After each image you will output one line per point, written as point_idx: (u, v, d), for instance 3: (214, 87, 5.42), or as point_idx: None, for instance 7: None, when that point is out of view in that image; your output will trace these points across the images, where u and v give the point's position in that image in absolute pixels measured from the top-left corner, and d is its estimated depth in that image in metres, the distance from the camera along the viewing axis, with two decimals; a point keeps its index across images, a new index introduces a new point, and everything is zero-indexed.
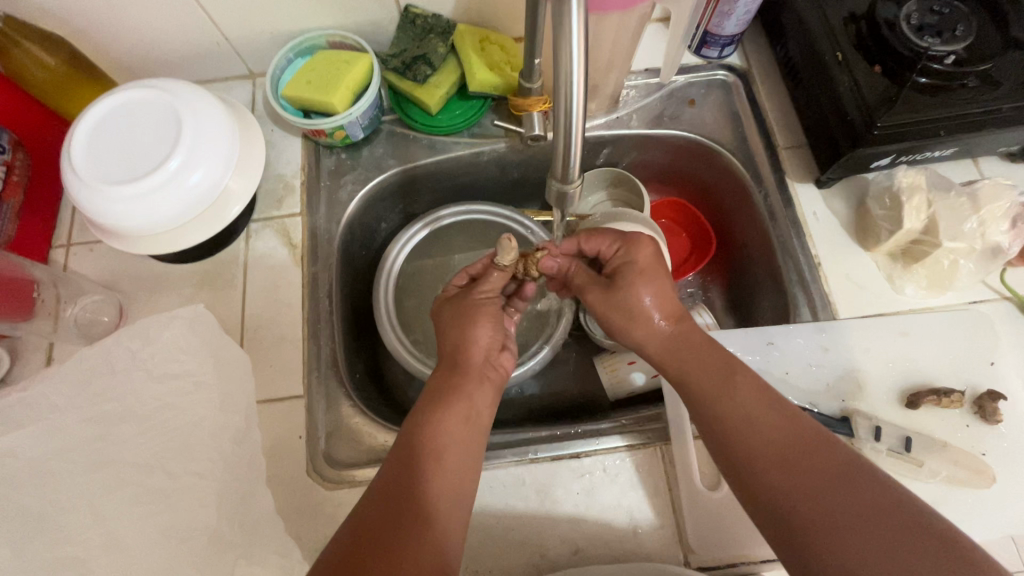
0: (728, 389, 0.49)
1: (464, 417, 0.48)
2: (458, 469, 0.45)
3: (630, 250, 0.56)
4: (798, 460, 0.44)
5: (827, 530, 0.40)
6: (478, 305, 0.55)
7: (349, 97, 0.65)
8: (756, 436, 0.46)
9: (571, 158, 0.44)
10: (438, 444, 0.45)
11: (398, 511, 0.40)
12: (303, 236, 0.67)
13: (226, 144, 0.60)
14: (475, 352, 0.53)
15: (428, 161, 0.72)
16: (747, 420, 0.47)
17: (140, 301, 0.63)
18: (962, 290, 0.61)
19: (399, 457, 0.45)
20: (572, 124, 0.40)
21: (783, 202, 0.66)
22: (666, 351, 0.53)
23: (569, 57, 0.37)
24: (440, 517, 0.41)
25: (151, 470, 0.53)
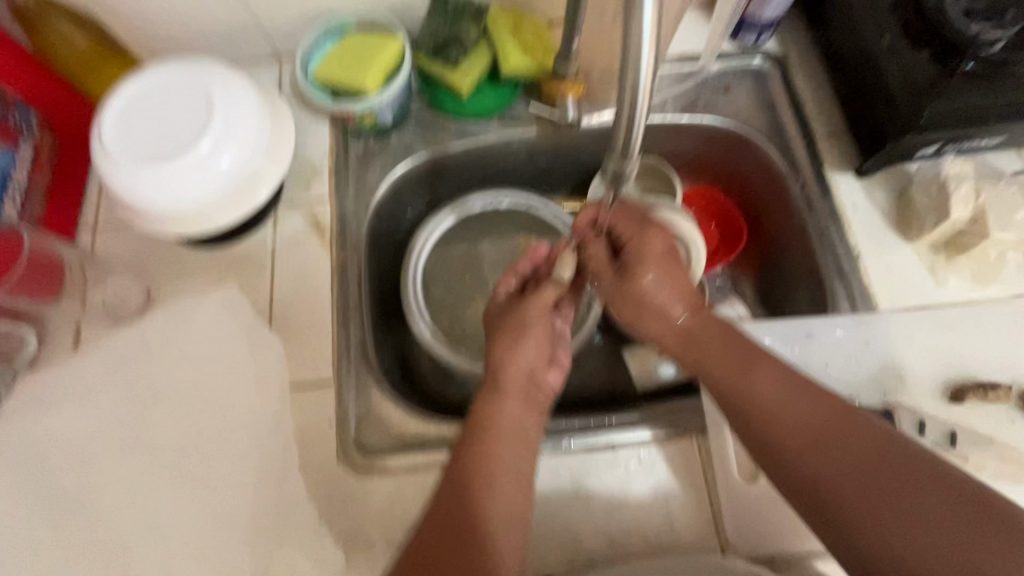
0: (748, 382, 0.49)
1: (503, 432, 0.50)
2: (506, 483, 0.48)
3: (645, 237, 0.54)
4: (827, 450, 0.44)
5: (868, 516, 0.41)
6: (524, 321, 0.56)
7: (381, 79, 0.65)
8: (782, 427, 0.46)
9: (634, 138, 0.42)
10: (487, 466, 0.48)
11: (452, 528, 0.45)
12: (332, 220, 0.66)
13: (259, 128, 0.59)
14: (519, 370, 0.54)
15: (457, 147, 0.71)
16: (771, 412, 0.47)
17: (168, 284, 0.62)
18: (1007, 282, 0.59)
19: (444, 485, 0.48)
20: (638, 98, 0.39)
21: (821, 192, 0.65)
22: (691, 353, 0.53)
23: (640, 27, 0.36)
24: (496, 533, 0.45)
25: (183, 454, 0.52)
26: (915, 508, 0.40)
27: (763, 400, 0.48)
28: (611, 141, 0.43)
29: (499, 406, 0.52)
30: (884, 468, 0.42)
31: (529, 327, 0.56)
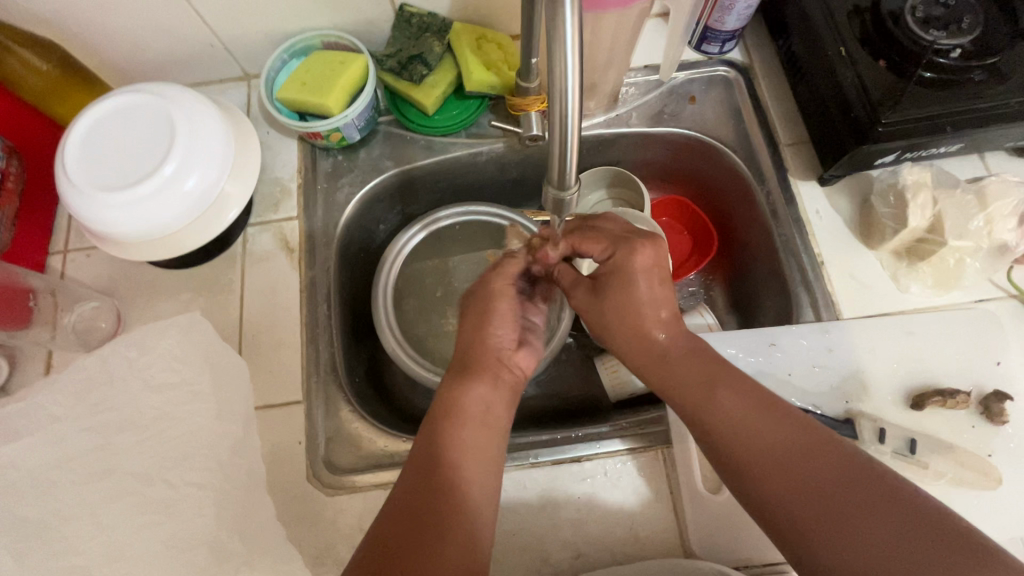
0: (713, 404, 0.47)
1: (476, 424, 0.46)
2: (471, 474, 0.44)
3: (628, 254, 0.51)
4: (798, 479, 0.41)
5: (843, 549, 0.38)
6: (494, 296, 0.53)
7: (344, 98, 0.64)
8: (749, 452, 0.44)
9: (568, 163, 0.44)
10: (448, 460, 0.44)
11: (412, 525, 0.40)
12: (300, 239, 0.66)
13: (221, 148, 0.59)
14: (495, 351, 0.51)
15: (426, 162, 0.72)
16: (737, 429, 0.45)
17: (139, 306, 0.63)
18: (968, 288, 0.60)
19: (410, 480, 0.43)
20: (567, 122, 0.40)
21: (785, 200, 0.65)
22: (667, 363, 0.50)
23: (562, 55, 0.37)
24: (461, 531, 0.40)
25: (149, 480, 0.53)
26: (893, 541, 0.37)
27: (732, 421, 0.45)
28: (548, 175, 0.46)
29: (470, 395, 0.47)
30: (861, 499, 0.39)
31: (504, 304, 0.53)
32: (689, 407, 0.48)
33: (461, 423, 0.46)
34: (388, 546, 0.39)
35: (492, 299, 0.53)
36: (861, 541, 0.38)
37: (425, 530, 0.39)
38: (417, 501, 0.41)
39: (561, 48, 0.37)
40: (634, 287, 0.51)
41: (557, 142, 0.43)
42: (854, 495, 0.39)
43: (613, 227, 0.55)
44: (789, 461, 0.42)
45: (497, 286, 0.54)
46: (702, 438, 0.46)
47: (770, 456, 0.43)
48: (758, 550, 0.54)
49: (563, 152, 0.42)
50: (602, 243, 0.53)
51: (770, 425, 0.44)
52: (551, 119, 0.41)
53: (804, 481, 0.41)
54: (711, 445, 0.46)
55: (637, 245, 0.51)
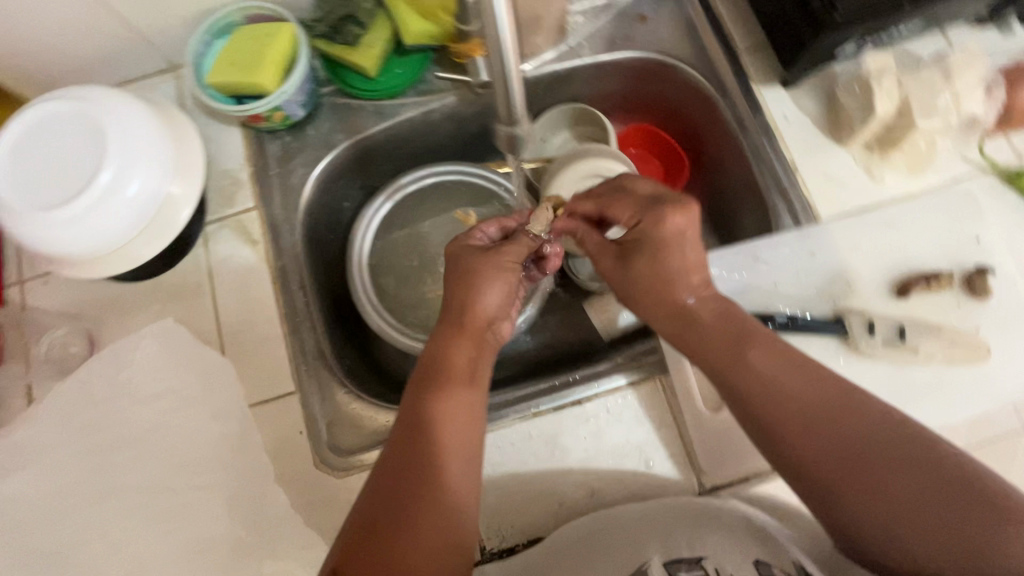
0: (740, 363, 0.47)
1: (462, 386, 0.47)
2: (464, 434, 0.46)
3: (657, 223, 0.49)
4: (828, 438, 0.43)
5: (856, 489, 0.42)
6: (495, 264, 0.51)
7: (279, 74, 0.61)
8: (781, 409, 0.45)
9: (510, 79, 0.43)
10: (439, 422, 0.45)
11: (403, 488, 0.43)
12: (263, 230, 0.64)
13: (158, 146, 0.56)
14: (483, 315, 0.50)
15: (377, 129, 0.68)
16: (765, 385, 0.45)
17: (109, 325, 0.60)
18: (942, 169, 0.59)
19: (399, 442, 0.45)
20: (505, 46, 0.40)
21: (751, 110, 0.63)
22: (686, 323, 0.50)
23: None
24: (454, 489, 0.44)
25: (155, 491, 0.53)
26: (908, 496, 0.41)
27: (762, 379, 0.46)
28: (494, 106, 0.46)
29: (454, 358, 0.48)
30: (882, 451, 0.42)
31: (499, 277, 0.51)
32: (724, 375, 0.47)
33: (448, 389, 0.47)
34: (389, 505, 0.42)
35: (487, 263, 0.51)
36: (885, 493, 0.41)
37: (421, 490, 0.43)
38: (410, 466, 0.44)
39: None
40: (666, 255, 0.49)
41: (499, 68, 0.42)
42: (882, 453, 0.42)
43: (645, 188, 0.52)
44: (813, 413, 0.44)
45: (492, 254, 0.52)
46: (730, 391, 0.47)
47: (797, 410, 0.44)
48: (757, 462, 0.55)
49: (504, 75, 0.42)
50: (629, 209, 0.51)
51: (801, 384, 0.45)
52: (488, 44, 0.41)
53: (825, 431, 0.43)
54: (733, 397, 0.47)
55: (668, 211, 0.49)
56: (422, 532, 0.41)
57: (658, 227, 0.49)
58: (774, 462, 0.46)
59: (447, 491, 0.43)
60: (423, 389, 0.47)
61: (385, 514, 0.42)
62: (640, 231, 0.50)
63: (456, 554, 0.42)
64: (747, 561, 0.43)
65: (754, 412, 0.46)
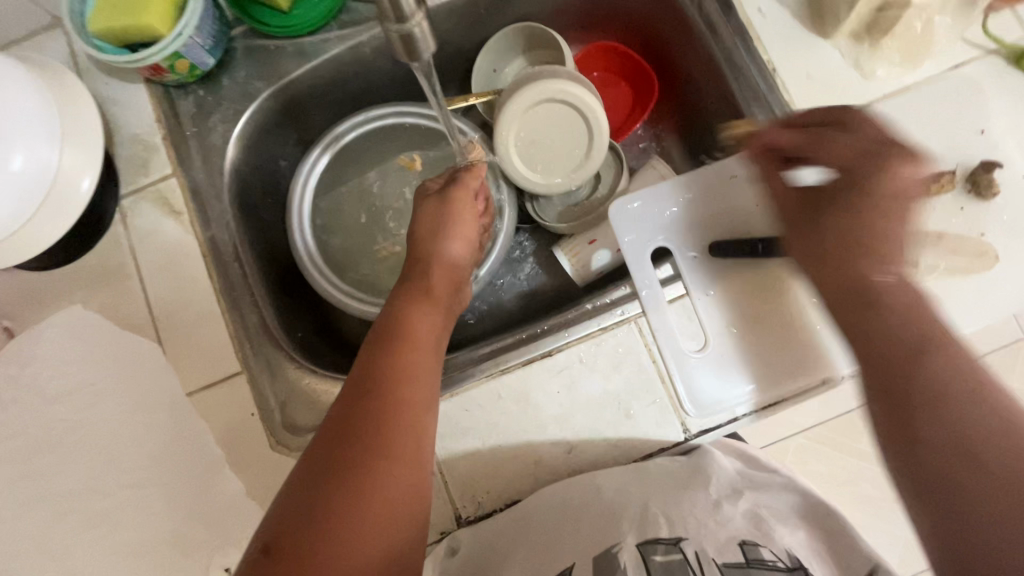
0: (909, 342, 0.39)
1: (424, 347, 0.45)
2: (422, 398, 0.42)
3: (882, 168, 0.45)
4: (977, 423, 0.34)
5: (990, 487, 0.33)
6: (455, 214, 0.52)
7: (171, 13, 0.53)
8: (922, 385, 0.37)
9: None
10: (399, 388, 0.41)
11: (350, 448, 0.38)
12: (185, 199, 0.57)
13: (38, 112, 0.49)
14: (446, 269, 0.51)
15: (301, 71, 0.60)
16: (916, 364, 0.38)
17: (29, 319, 0.55)
18: (940, 55, 0.52)
19: (350, 398, 0.41)
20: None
21: (721, 8, 0.55)
22: (858, 283, 0.44)
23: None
24: (406, 456, 0.39)
25: (83, 493, 0.46)
26: None
27: (931, 368, 0.37)
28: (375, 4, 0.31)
29: (416, 318, 0.46)
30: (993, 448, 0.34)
31: (460, 224, 0.52)
32: (870, 330, 0.41)
33: (409, 347, 0.44)
34: (333, 466, 0.38)
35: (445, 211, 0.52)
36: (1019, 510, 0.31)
37: (370, 452, 0.38)
38: (360, 424, 0.39)
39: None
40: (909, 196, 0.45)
41: None
42: None
43: (823, 117, 0.49)
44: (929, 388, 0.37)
45: (454, 204, 0.53)
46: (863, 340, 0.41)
47: (944, 391, 0.36)
48: (778, 381, 0.52)
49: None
50: (805, 138, 0.49)
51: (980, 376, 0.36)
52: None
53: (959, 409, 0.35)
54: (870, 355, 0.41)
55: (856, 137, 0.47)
56: (372, 505, 0.37)
57: (877, 170, 0.45)
58: (878, 402, 0.39)
59: (397, 457, 0.39)
60: (384, 345, 0.44)
61: (328, 482, 0.37)
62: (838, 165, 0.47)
63: (399, 528, 0.38)
64: (729, 543, 0.44)
65: (877, 352, 0.40)
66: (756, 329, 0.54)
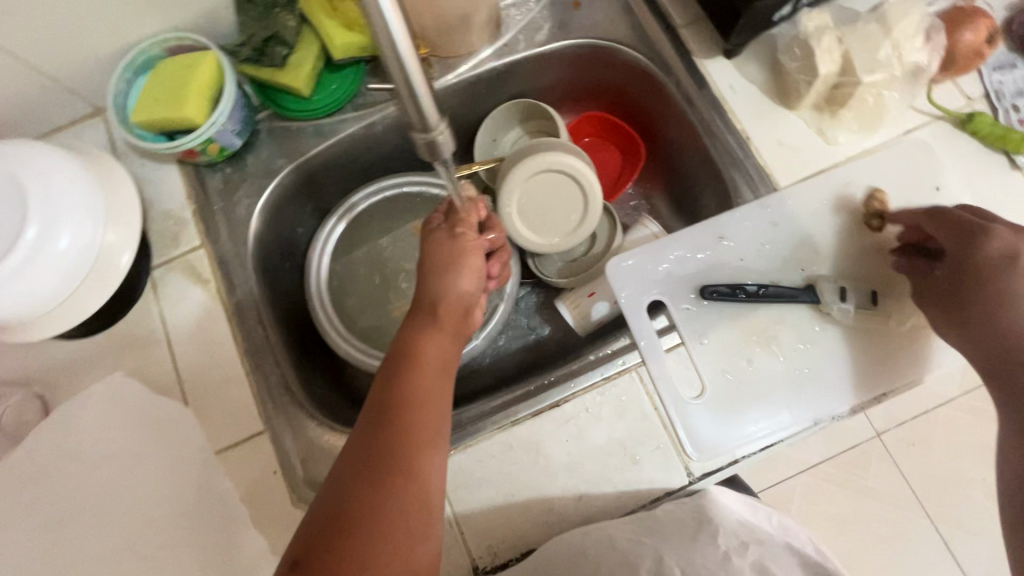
0: None
1: (433, 372, 0.46)
2: (431, 424, 0.44)
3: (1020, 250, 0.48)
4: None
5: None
6: (461, 248, 0.51)
7: (207, 104, 0.58)
8: None
9: (421, 99, 0.38)
10: (409, 415, 0.43)
11: (368, 473, 0.41)
12: (212, 267, 0.61)
13: (84, 194, 0.53)
14: (456, 300, 0.50)
15: (319, 149, 0.66)
16: None
17: (63, 386, 0.58)
18: (893, 122, 0.58)
19: (366, 429, 0.43)
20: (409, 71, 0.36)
21: (697, 84, 0.61)
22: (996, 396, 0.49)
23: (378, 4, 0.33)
24: (419, 479, 0.41)
25: (115, 560, 0.46)
26: None
27: None
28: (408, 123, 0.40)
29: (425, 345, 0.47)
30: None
31: (467, 259, 0.50)
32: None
33: (418, 375, 0.46)
34: (354, 493, 0.40)
35: (453, 246, 0.51)
36: None
37: (386, 477, 0.41)
38: (376, 451, 0.42)
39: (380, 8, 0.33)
40: None
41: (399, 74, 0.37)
42: None
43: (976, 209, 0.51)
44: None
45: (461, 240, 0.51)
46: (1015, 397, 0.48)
47: None
48: (771, 424, 0.56)
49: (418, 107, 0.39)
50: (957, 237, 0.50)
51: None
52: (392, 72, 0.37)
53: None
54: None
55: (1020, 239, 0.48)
56: (386, 529, 0.39)
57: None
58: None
59: (411, 480, 0.41)
60: (395, 374, 0.46)
61: (350, 508, 0.40)
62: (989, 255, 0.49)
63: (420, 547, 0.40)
64: None
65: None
66: (747, 377, 0.57)
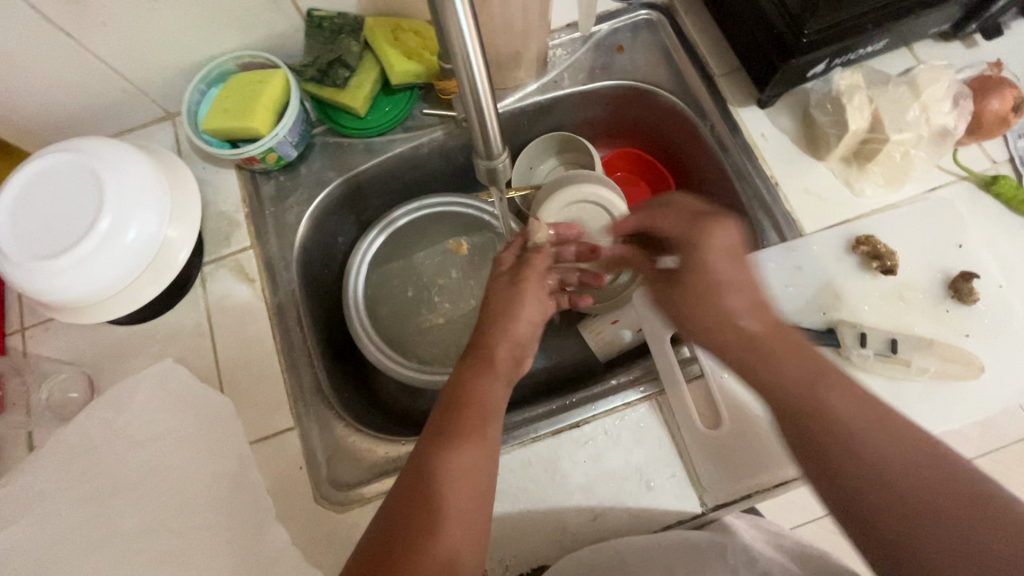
0: (822, 403, 0.43)
1: (486, 416, 0.46)
2: (481, 457, 0.44)
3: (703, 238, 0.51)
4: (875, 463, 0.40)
5: (896, 527, 0.38)
6: (527, 293, 0.53)
7: (271, 117, 0.63)
8: (837, 426, 0.42)
9: (490, 131, 0.43)
10: (460, 458, 0.43)
11: (417, 515, 0.40)
12: (259, 268, 0.65)
13: (154, 192, 0.58)
14: (516, 341, 0.51)
15: (369, 165, 0.71)
16: (850, 434, 0.42)
17: (109, 369, 0.61)
18: (919, 179, 0.61)
19: (416, 468, 0.43)
20: (482, 105, 0.41)
21: (730, 130, 0.65)
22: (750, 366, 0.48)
23: (465, 53, 0.37)
24: (466, 524, 0.41)
25: (151, 534, 0.51)
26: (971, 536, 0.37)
27: (846, 424, 0.42)
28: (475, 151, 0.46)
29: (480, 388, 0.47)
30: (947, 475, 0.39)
31: (529, 304, 0.53)
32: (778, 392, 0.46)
33: (472, 419, 0.45)
34: (401, 534, 0.39)
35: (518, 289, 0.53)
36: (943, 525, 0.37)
37: (434, 520, 0.40)
38: (426, 494, 0.41)
39: (465, 52, 0.37)
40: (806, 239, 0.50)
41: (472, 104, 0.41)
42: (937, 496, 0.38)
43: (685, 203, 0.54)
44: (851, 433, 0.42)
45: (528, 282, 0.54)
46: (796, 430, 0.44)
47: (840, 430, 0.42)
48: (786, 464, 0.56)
49: (485, 134, 0.43)
50: (676, 220, 0.53)
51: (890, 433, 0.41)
52: (466, 106, 0.42)
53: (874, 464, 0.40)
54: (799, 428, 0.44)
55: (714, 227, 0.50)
56: (416, 544, 0.39)
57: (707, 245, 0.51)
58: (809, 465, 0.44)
59: (459, 526, 0.40)
60: (449, 416, 0.45)
61: (397, 549, 0.39)
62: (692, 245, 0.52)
63: None
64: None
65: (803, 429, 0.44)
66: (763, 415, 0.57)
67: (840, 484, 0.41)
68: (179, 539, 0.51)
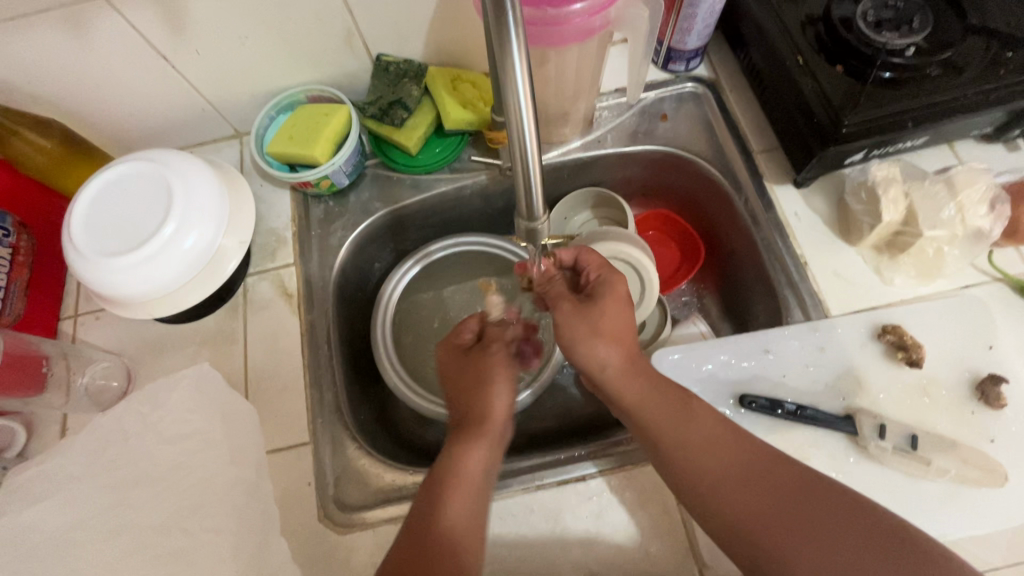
0: (681, 424, 0.50)
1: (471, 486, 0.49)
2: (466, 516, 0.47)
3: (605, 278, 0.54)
4: (745, 494, 0.46)
5: (808, 568, 0.42)
6: (491, 368, 0.54)
7: (330, 148, 0.67)
8: (719, 468, 0.48)
9: (531, 168, 0.43)
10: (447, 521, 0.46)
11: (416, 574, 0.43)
12: (298, 285, 0.68)
13: (217, 205, 0.62)
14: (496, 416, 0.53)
15: (413, 200, 0.74)
16: (705, 448, 0.49)
17: (146, 364, 0.65)
18: (952, 275, 0.61)
19: (412, 531, 0.46)
20: (527, 151, 0.41)
21: (764, 205, 0.66)
22: (619, 389, 0.52)
23: (519, 117, 0.39)
24: None
25: (168, 530, 0.55)
26: (851, 559, 0.41)
27: (697, 442, 0.49)
28: (517, 207, 0.47)
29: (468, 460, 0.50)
30: (830, 509, 0.44)
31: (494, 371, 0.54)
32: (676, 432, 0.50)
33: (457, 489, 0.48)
34: None
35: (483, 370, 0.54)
36: (815, 549, 0.42)
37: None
38: (421, 555, 0.44)
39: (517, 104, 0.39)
40: (616, 293, 0.53)
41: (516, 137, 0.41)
42: (810, 516, 0.44)
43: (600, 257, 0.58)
44: (740, 485, 0.47)
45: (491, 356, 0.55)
46: (672, 459, 0.49)
47: (733, 470, 0.47)
48: None
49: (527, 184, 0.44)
50: (593, 263, 0.56)
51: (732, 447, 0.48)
52: (513, 156, 0.43)
53: (767, 513, 0.45)
54: (671, 464, 0.49)
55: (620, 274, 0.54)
56: None
57: (612, 279, 0.54)
58: (715, 529, 0.47)
59: None
60: (438, 485, 0.48)
61: None
62: (598, 279, 0.54)
63: None
64: None
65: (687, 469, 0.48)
66: None
67: (747, 530, 0.45)
68: (192, 539, 0.54)
